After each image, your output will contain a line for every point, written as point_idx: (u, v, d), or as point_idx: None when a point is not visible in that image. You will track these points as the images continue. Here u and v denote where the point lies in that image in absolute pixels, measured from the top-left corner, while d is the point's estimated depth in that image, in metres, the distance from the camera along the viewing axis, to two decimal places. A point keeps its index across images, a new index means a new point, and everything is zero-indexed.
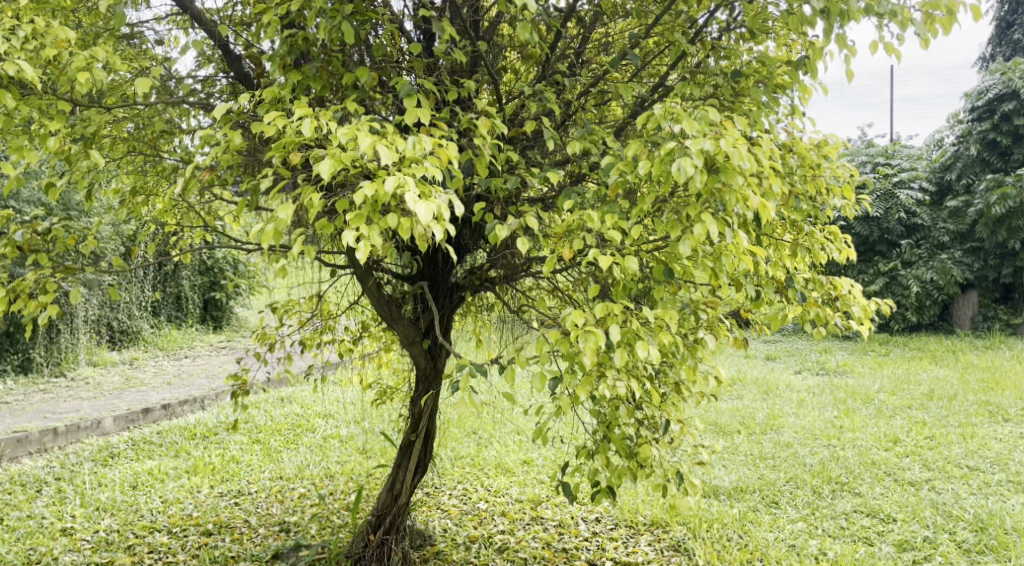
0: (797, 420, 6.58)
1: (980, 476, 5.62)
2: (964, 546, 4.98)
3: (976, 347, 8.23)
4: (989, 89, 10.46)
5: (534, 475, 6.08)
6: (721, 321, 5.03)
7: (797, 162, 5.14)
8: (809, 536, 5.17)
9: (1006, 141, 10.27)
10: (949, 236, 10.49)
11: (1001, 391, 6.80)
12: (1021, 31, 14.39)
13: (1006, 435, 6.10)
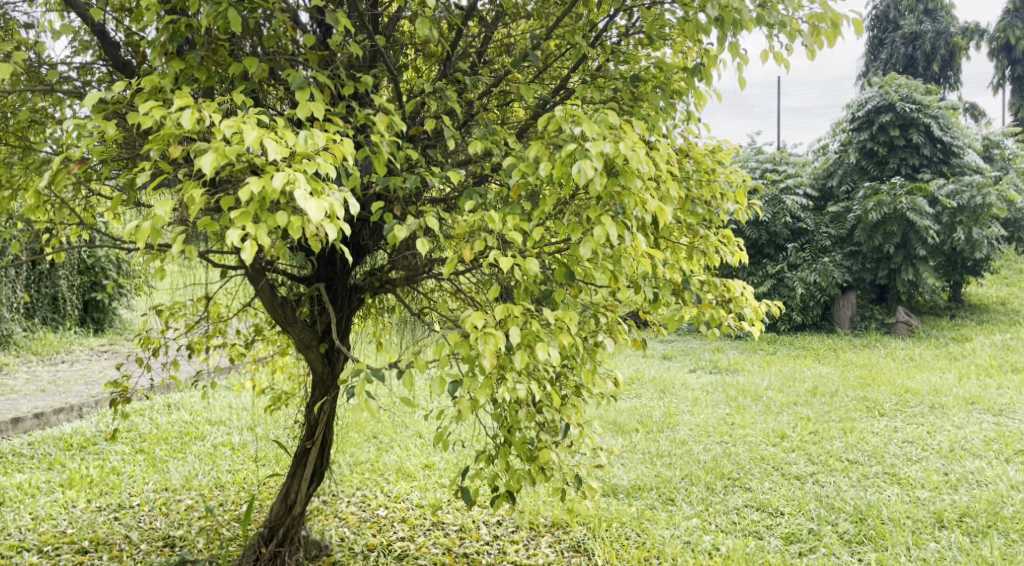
0: (689, 418, 6.74)
1: (859, 469, 5.88)
2: (845, 537, 5.20)
3: (854, 346, 8.61)
4: (868, 101, 10.88)
5: (435, 479, 5.99)
6: (621, 323, 5.06)
7: (693, 167, 5.26)
8: (703, 532, 5.29)
9: (881, 151, 10.83)
10: (831, 240, 10.91)
11: (878, 387, 7.13)
12: (889, 48, 15.15)
13: (882, 429, 6.40)
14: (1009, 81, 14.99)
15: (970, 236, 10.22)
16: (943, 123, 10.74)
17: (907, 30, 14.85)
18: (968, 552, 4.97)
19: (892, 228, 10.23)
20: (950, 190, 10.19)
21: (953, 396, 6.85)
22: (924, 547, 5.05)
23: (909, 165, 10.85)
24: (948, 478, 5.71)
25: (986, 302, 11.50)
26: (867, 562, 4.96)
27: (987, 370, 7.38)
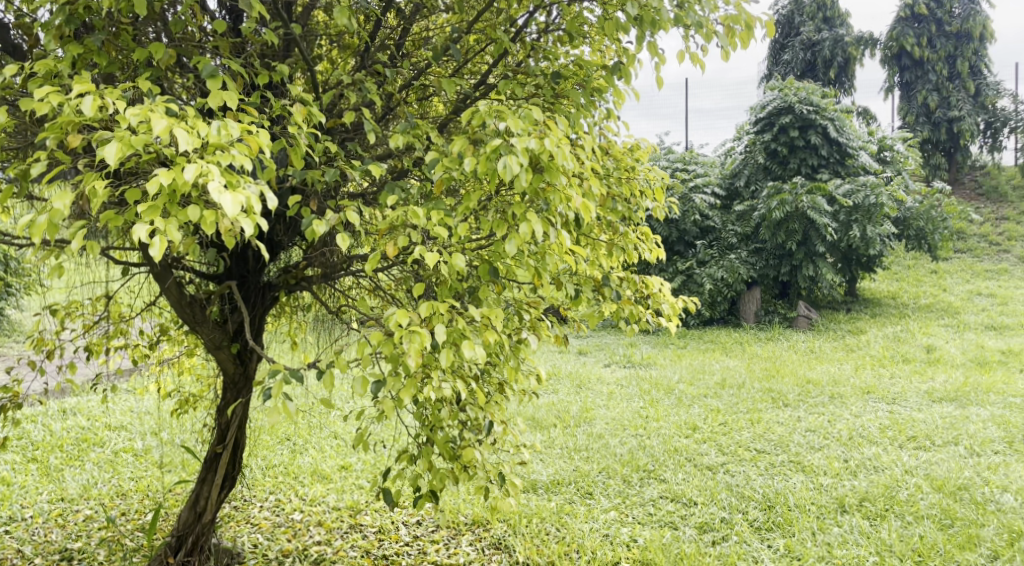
0: (605, 412, 6.77)
1: (766, 458, 5.88)
2: (755, 524, 5.09)
3: (758, 339, 8.89)
4: (769, 102, 11.11)
5: (353, 480, 5.85)
6: (544, 320, 4.83)
7: (614, 165, 5.24)
8: (620, 525, 5.19)
9: (783, 151, 10.99)
10: (736, 237, 11.13)
11: (781, 379, 7.36)
12: (790, 52, 15.64)
13: (786, 419, 6.52)
14: (898, 87, 15.58)
15: (864, 233, 10.24)
16: (839, 125, 10.91)
17: (807, 36, 15.33)
18: (869, 536, 4.87)
19: (794, 227, 10.36)
20: (847, 189, 10.36)
21: (850, 386, 7.14)
22: (828, 531, 4.94)
23: (808, 166, 11.01)
24: (849, 465, 5.69)
25: (878, 296, 11.66)
26: (777, 550, 4.84)
27: (880, 360, 7.77)
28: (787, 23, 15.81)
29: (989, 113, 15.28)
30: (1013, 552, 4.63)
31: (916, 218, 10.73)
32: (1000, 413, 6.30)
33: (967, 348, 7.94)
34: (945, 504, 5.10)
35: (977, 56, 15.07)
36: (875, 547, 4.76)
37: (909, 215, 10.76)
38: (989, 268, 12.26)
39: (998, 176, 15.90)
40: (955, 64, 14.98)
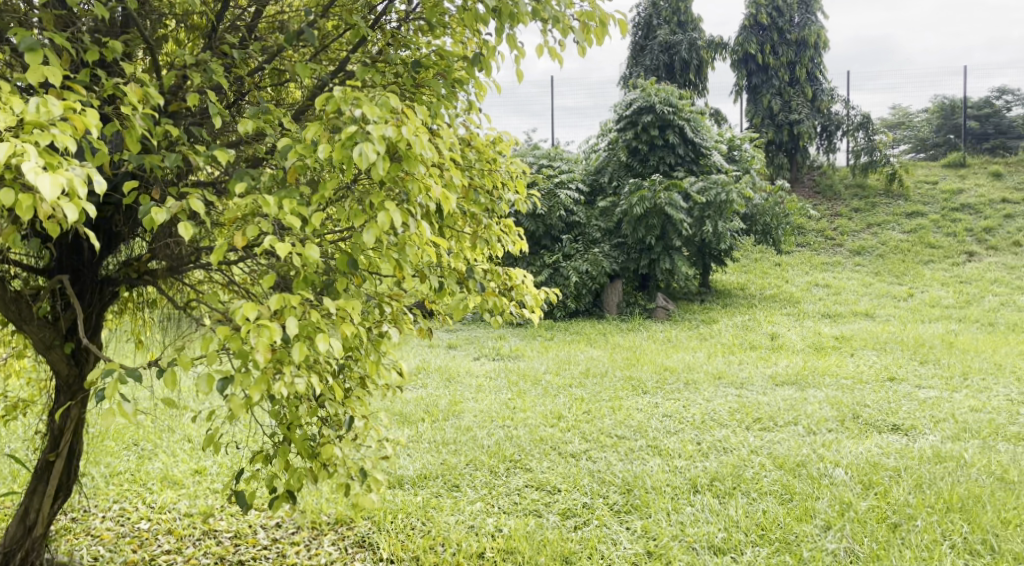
0: (474, 405, 6.31)
1: (626, 443, 5.56)
2: (615, 507, 4.84)
3: (620, 329, 8.06)
4: (629, 104, 10.15)
5: (206, 485, 5.55)
6: (407, 313, 3.89)
7: (475, 157, 4.36)
8: (486, 515, 4.86)
9: (642, 150, 10.07)
10: (599, 232, 9.97)
11: (642, 366, 6.79)
12: (650, 55, 15.28)
13: (646, 406, 6.09)
14: (747, 90, 14.90)
15: (716, 229, 9.54)
16: (696, 125, 10.11)
17: (663, 36, 15.01)
18: (718, 513, 4.65)
19: (654, 223, 9.34)
20: (700, 185, 9.46)
21: (703, 372, 6.51)
22: (683, 511, 4.71)
23: (665, 165, 10.19)
24: (702, 447, 5.41)
25: (728, 289, 10.62)
26: (634, 531, 4.60)
27: (730, 348, 6.97)
28: (644, 24, 15.50)
29: (826, 117, 14.64)
30: (843, 521, 4.40)
31: (762, 214, 10.20)
32: (834, 392, 5.70)
33: (807, 334, 7.18)
34: (786, 480, 4.87)
35: (815, 63, 14.68)
36: (723, 523, 4.55)
37: (756, 211, 9.94)
38: (827, 262, 11.89)
39: (833, 175, 15.50)
40: (794, 70, 14.53)
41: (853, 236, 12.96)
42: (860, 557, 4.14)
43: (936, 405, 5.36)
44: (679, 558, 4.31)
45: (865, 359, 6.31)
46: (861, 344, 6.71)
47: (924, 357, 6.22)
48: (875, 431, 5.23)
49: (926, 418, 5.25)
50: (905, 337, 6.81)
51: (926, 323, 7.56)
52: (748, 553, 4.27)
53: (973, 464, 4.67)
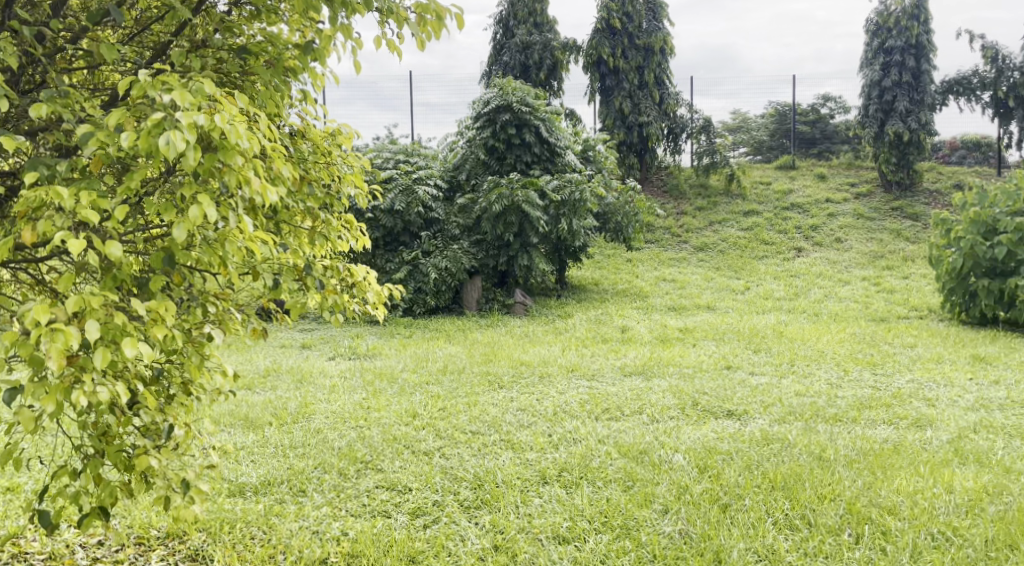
0: (325, 406, 5.49)
1: (480, 439, 4.83)
2: (465, 503, 4.09)
3: (479, 325, 8.17)
4: (489, 101, 9.47)
5: (19, 504, 4.28)
6: (235, 313, 3.30)
7: (310, 149, 3.69)
8: (331, 520, 3.98)
9: (501, 148, 9.41)
10: (459, 229, 9.37)
11: (498, 361, 6.51)
12: (510, 53, 14.83)
13: (501, 400, 5.53)
14: (598, 94, 14.70)
15: (571, 228, 9.15)
16: (551, 125, 9.65)
17: (521, 38, 14.63)
18: (565, 503, 4.03)
19: (511, 221, 8.90)
20: (555, 184, 9.12)
21: (556, 365, 6.32)
22: (530, 504, 4.04)
23: (522, 164, 9.64)
24: (553, 439, 4.80)
25: (583, 283, 10.57)
26: (482, 527, 3.89)
27: (583, 342, 7.06)
28: (505, 25, 15.10)
29: (672, 120, 14.92)
30: (680, 504, 3.94)
31: (614, 214, 9.92)
32: (677, 382, 5.61)
33: (655, 327, 7.45)
34: (629, 467, 4.34)
35: (662, 70, 14.66)
36: (568, 513, 3.93)
37: (609, 209, 9.91)
38: (673, 258, 12.05)
39: (678, 175, 15.72)
40: (643, 75, 14.45)
41: (697, 232, 13.28)
42: (693, 538, 3.69)
43: (765, 390, 5.43)
44: (526, 551, 3.68)
45: (705, 349, 6.54)
46: (703, 336, 7.01)
47: (758, 346, 6.52)
48: (712, 417, 5.08)
49: (756, 403, 5.22)
50: (742, 328, 7.16)
51: (760, 315, 7.94)
52: (591, 541, 3.70)
53: (795, 445, 4.49)
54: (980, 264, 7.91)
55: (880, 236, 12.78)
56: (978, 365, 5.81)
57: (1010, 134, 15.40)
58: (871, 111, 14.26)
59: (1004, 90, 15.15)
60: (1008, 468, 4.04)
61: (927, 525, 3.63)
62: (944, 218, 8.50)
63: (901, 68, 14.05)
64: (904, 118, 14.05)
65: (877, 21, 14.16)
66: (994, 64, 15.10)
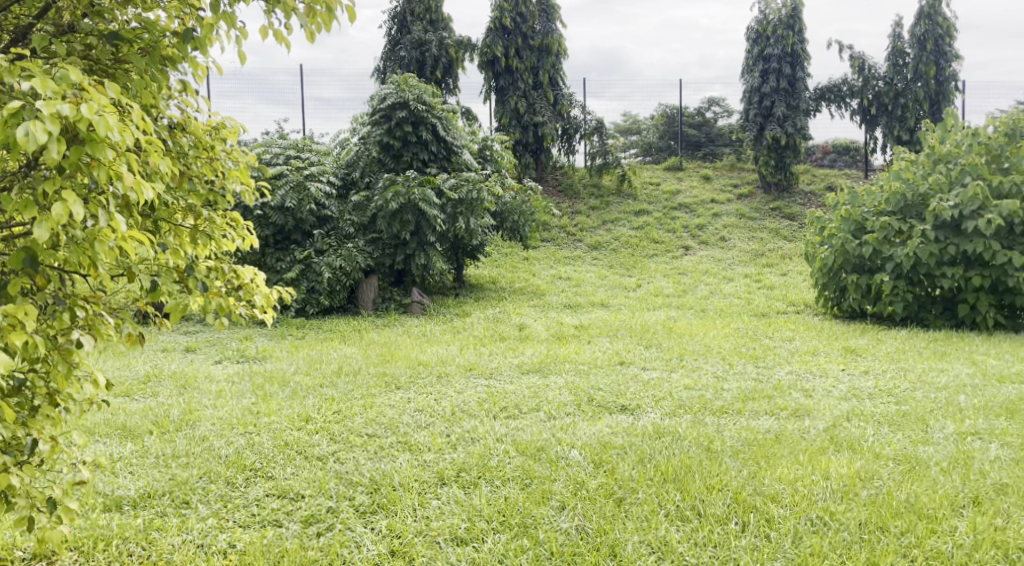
0: (210, 412, 5.35)
1: (376, 442, 4.81)
2: (360, 509, 4.08)
3: (375, 325, 8.14)
4: (385, 97, 9.39)
5: None
6: (106, 318, 3.05)
7: (191, 144, 3.56)
8: (218, 532, 3.93)
9: (397, 145, 9.35)
10: (355, 227, 9.13)
11: (395, 362, 6.48)
12: (405, 46, 14.66)
13: (398, 402, 5.51)
14: (493, 92, 14.71)
15: (468, 226, 9.21)
16: (447, 124, 9.63)
17: (415, 35, 14.52)
18: (463, 504, 4.07)
19: (407, 219, 8.86)
20: (452, 183, 9.14)
21: (454, 364, 6.33)
22: (428, 505, 4.07)
23: (419, 162, 9.63)
24: (451, 439, 4.80)
25: (480, 281, 10.63)
26: (379, 532, 3.90)
27: (481, 340, 7.12)
28: (399, 21, 14.84)
29: (567, 120, 15.06)
30: (577, 501, 4.01)
31: (512, 213, 10.00)
32: (573, 378, 5.71)
33: (551, 325, 7.56)
34: (527, 464, 4.39)
35: (556, 70, 14.80)
36: (466, 513, 3.97)
37: (505, 208, 9.97)
38: (569, 256, 12.23)
39: (573, 175, 15.93)
40: (538, 75, 14.56)
41: (591, 230, 13.46)
42: (589, 533, 3.77)
43: (656, 385, 5.59)
44: (423, 555, 3.70)
45: (599, 345, 6.68)
46: (597, 332, 7.15)
47: (650, 342, 6.70)
48: (607, 412, 5.18)
49: (648, 397, 5.37)
50: (634, 324, 7.34)
51: (651, 311, 8.15)
52: (489, 541, 3.75)
53: (685, 437, 4.64)
54: (850, 261, 8.29)
55: (761, 236, 13.26)
56: (850, 357, 6.11)
57: (875, 140, 16.14)
58: (751, 115, 14.79)
59: (870, 99, 15.88)
60: (878, 454, 4.26)
61: (805, 511, 3.78)
62: (818, 217, 8.86)
63: (778, 75, 14.61)
64: (781, 123, 14.62)
65: (756, 30, 14.73)
66: (861, 73, 15.86)
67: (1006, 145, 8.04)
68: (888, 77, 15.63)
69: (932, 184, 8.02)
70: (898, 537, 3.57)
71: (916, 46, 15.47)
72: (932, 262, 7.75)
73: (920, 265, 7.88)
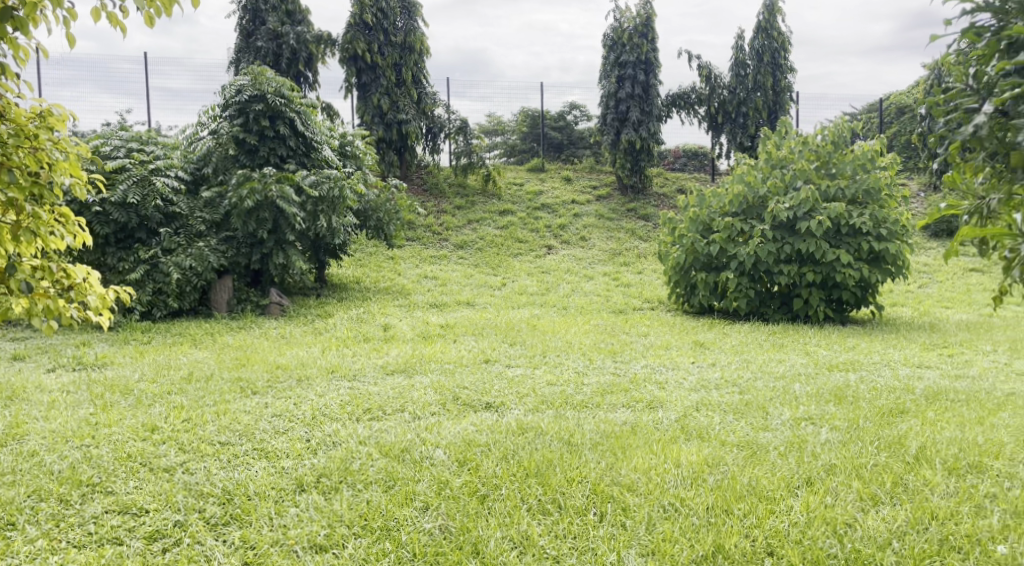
0: (41, 425, 5.06)
1: (229, 450, 4.65)
2: (211, 520, 4.01)
3: (230, 328, 7.95)
4: (241, 90, 9.15)
5: None
6: None
7: (12, 133, 3.46)
8: (49, 554, 3.81)
9: (254, 139, 9.11)
10: (206, 225, 8.84)
11: (251, 367, 6.33)
12: (263, 38, 14.28)
13: (254, 407, 5.35)
14: (355, 89, 14.44)
15: (330, 224, 9.16)
16: (307, 119, 9.52)
17: (271, 26, 14.26)
18: (323, 510, 4.04)
19: (264, 217, 8.73)
20: (313, 179, 9.01)
21: (316, 367, 6.27)
22: (286, 514, 4.03)
23: (276, 157, 9.39)
24: (311, 445, 4.72)
25: (343, 282, 10.52)
26: (231, 544, 3.86)
27: (344, 342, 7.09)
28: (252, 11, 14.65)
29: (430, 119, 15.13)
30: (440, 500, 4.06)
31: (376, 210, 9.96)
32: (438, 378, 5.76)
33: (416, 324, 7.61)
34: (391, 467, 4.38)
35: (418, 68, 14.82)
36: (326, 520, 3.96)
37: (371, 206, 9.94)
38: (433, 255, 12.27)
39: (437, 174, 15.96)
40: (401, 72, 14.49)
41: (457, 231, 13.50)
42: (452, 532, 3.84)
43: (520, 382, 5.71)
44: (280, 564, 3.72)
45: (465, 344, 6.77)
46: (464, 331, 7.25)
47: (514, 339, 6.84)
48: (471, 411, 5.27)
49: (513, 394, 5.48)
50: (499, 323, 7.48)
51: (515, 309, 8.30)
52: (350, 547, 3.78)
53: (547, 432, 4.76)
54: (699, 260, 8.72)
55: (619, 235, 13.75)
56: (699, 350, 6.42)
57: (720, 146, 16.80)
58: (608, 119, 15.28)
59: (716, 107, 16.43)
60: (724, 442, 4.50)
61: (658, 499, 3.97)
62: (669, 218, 9.18)
63: (633, 81, 15.05)
64: (636, 128, 15.12)
65: (612, 37, 15.14)
66: (708, 82, 16.42)
67: (833, 153, 8.52)
68: (731, 87, 16.40)
69: (769, 187, 8.50)
70: (741, 519, 3.79)
71: (754, 58, 16.38)
72: (771, 260, 8.22)
73: (760, 263, 8.33)
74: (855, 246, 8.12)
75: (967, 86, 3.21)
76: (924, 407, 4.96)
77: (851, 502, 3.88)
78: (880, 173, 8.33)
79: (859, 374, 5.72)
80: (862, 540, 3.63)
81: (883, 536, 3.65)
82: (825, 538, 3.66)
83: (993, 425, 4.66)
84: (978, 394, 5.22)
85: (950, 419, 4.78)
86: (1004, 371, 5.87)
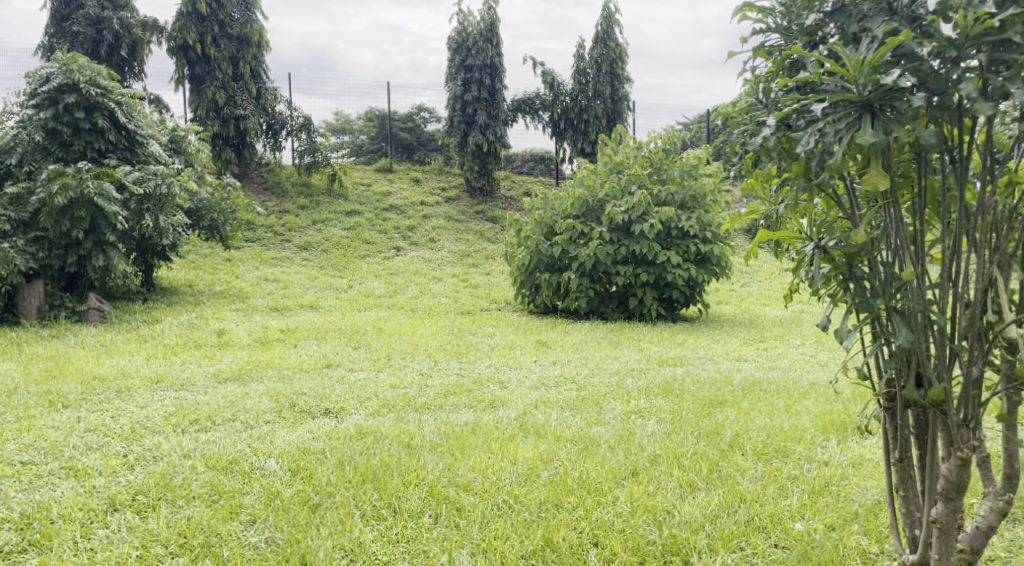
0: None
1: (33, 470, 4.36)
2: (4, 549, 3.72)
3: (40, 337, 7.42)
4: (49, 77, 8.64)
5: None
6: None
7: None
8: None
9: (67, 131, 8.64)
10: (11, 225, 8.21)
11: (63, 378, 5.93)
12: (80, 23, 13.47)
13: (62, 422, 5.03)
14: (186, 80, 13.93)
15: (156, 224, 8.76)
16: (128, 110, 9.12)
17: (90, 11, 13.46)
18: (135, 529, 3.84)
19: (80, 215, 8.26)
20: (135, 175, 8.68)
21: (138, 377, 5.98)
22: (94, 536, 3.80)
23: (93, 150, 8.96)
24: (127, 460, 4.49)
25: (174, 285, 10.10)
26: None
27: (172, 349, 6.82)
28: None
29: (270, 116, 14.72)
30: (268, 512, 3.93)
31: (209, 210, 9.70)
32: (274, 386, 5.59)
33: (254, 329, 7.40)
34: (216, 480, 4.21)
35: (257, 62, 14.42)
36: (139, 540, 3.75)
37: (203, 206, 9.68)
38: (276, 257, 11.98)
39: (280, 173, 15.59)
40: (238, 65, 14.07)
41: (300, 231, 13.24)
42: (280, 545, 3.71)
43: (362, 386, 5.63)
44: None
45: (307, 349, 6.64)
46: (305, 335, 7.09)
47: (358, 342, 6.73)
48: (309, 417, 5.15)
49: (354, 398, 5.40)
50: (343, 325, 7.38)
51: (360, 312, 8.18)
52: None
53: (387, 436, 4.70)
54: (543, 261, 8.82)
55: (467, 237, 13.84)
56: (541, 349, 6.48)
57: (564, 151, 17.12)
58: (454, 121, 15.20)
59: (559, 113, 16.79)
60: (560, 437, 4.56)
61: (493, 496, 3.98)
62: (516, 221, 9.30)
63: (479, 85, 15.12)
64: (482, 131, 15.21)
65: (456, 40, 15.14)
66: (552, 89, 16.81)
67: (664, 159, 8.98)
68: (573, 94, 16.66)
69: (607, 191, 8.78)
70: (570, 512, 3.84)
71: (594, 66, 16.81)
72: (608, 261, 8.41)
73: (598, 264, 8.52)
74: (683, 248, 8.47)
75: (757, 100, 3.14)
76: (740, 397, 5.18)
77: (671, 490, 4.00)
78: (703, 180, 8.76)
79: (685, 368, 5.92)
80: (678, 525, 3.73)
81: (697, 520, 3.75)
82: (645, 525, 3.74)
83: (797, 412, 4.92)
84: (787, 384, 5.49)
85: (761, 407, 5.00)
86: (810, 362, 6.21)
